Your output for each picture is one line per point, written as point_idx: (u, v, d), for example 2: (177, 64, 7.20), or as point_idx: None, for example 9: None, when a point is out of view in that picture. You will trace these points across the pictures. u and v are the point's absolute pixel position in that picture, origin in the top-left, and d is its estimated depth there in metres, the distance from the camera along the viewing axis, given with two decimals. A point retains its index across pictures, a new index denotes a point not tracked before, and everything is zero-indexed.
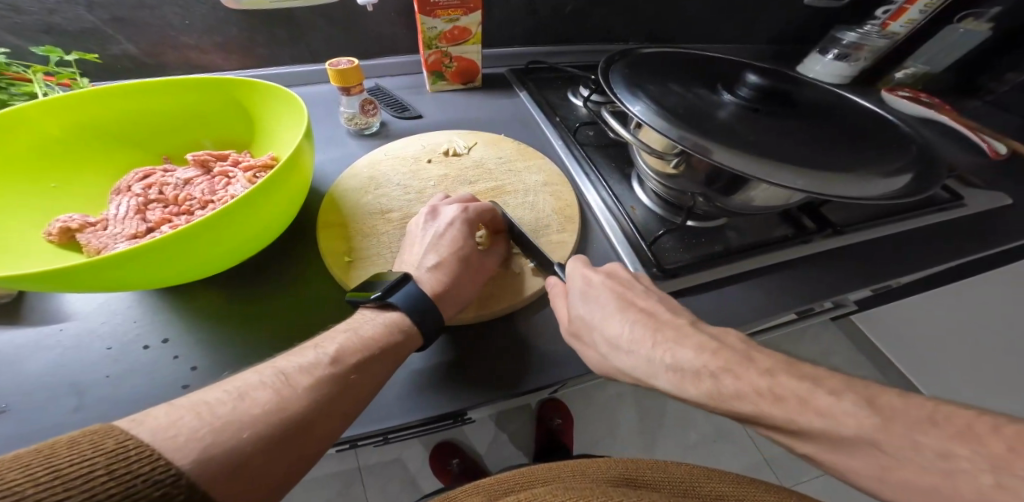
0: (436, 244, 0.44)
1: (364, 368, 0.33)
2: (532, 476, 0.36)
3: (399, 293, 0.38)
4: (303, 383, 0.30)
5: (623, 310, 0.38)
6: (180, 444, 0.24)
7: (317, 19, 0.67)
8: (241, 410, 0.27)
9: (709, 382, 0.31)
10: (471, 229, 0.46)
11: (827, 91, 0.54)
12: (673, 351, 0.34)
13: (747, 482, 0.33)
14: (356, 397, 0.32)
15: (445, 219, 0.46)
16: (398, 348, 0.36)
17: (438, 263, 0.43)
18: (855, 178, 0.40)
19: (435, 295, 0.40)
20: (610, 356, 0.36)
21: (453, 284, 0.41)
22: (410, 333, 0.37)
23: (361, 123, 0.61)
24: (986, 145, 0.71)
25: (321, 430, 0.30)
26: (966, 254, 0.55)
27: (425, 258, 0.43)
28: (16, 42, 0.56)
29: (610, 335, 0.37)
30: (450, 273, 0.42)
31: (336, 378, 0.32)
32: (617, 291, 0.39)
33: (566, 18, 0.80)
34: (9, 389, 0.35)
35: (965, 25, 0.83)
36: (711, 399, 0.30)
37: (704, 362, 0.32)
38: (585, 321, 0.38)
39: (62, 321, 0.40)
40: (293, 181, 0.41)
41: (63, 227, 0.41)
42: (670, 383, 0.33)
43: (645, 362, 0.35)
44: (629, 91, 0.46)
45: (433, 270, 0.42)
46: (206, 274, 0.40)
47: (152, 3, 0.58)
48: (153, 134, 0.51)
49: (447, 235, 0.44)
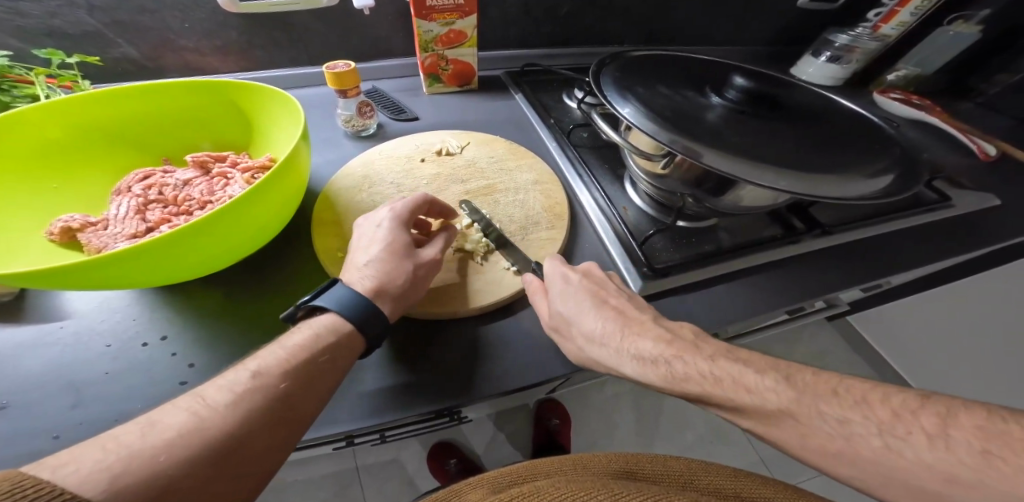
0: (370, 243, 0.42)
1: (299, 378, 0.32)
2: (535, 468, 0.37)
3: (326, 297, 0.37)
4: (221, 401, 0.29)
5: (598, 307, 0.39)
6: (82, 478, 0.23)
7: (314, 22, 0.67)
8: (151, 438, 0.26)
9: (664, 369, 0.35)
10: (404, 223, 0.44)
11: (814, 93, 0.55)
12: (636, 342, 0.37)
13: (745, 474, 0.34)
14: (291, 409, 0.31)
15: (374, 221, 0.44)
16: (337, 351, 0.35)
17: (370, 262, 0.40)
18: (838, 177, 0.41)
19: (373, 293, 0.38)
20: (586, 348, 0.38)
21: (389, 281, 0.39)
22: (347, 333, 0.36)
23: (358, 125, 0.61)
24: (975, 146, 0.72)
25: (259, 444, 0.29)
26: (952, 254, 0.55)
27: (360, 258, 0.41)
28: (18, 45, 0.57)
29: (587, 329, 0.38)
30: (382, 268, 0.40)
31: (264, 389, 0.30)
32: (592, 289, 0.41)
33: (561, 20, 0.81)
34: (10, 387, 0.35)
35: (956, 27, 0.84)
36: (667, 382, 0.35)
37: (661, 352, 0.36)
38: (562, 316, 0.39)
39: (62, 319, 0.40)
40: (290, 181, 0.42)
41: (65, 226, 0.41)
42: (634, 371, 0.37)
43: (613, 354, 0.38)
44: (618, 94, 0.47)
45: (364, 271, 0.40)
46: (176, 280, 0.39)
47: (152, 7, 0.59)
48: (152, 135, 0.51)
49: (377, 235, 0.43)
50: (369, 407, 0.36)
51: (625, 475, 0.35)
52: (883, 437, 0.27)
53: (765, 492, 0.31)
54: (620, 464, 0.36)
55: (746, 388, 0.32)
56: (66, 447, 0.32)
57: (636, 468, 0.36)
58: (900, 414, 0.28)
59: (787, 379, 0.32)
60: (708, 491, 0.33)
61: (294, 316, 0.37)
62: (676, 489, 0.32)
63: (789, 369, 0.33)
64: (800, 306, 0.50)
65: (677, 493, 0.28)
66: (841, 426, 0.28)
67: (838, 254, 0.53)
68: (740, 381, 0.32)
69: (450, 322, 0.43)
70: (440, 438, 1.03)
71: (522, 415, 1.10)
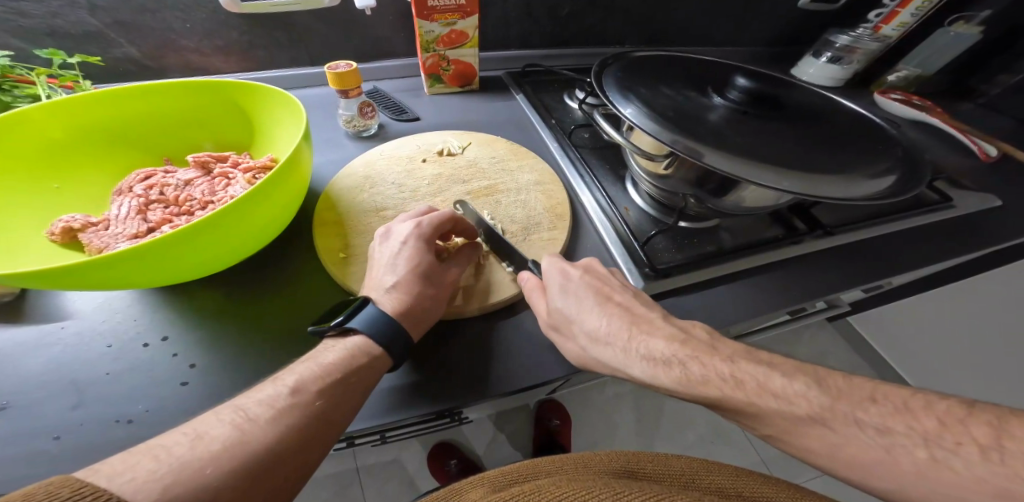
0: (394, 263, 0.42)
1: (334, 396, 0.32)
2: (536, 467, 0.36)
3: (360, 318, 0.37)
4: (264, 417, 0.29)
5: (601, 305, 0.40)
6: (137, 486, 0.23)
7: (315, 23, 0.67)
8: (199, 450, 0.26)
9: (677, 371, 0.34)
10: (428, 243, 0.44)
11: (815, 93, 0.55)
12: (645, 342, 0.37)
13: (746, 474, 0.34)
14: (326, 429, 0.31)
15: (397, 237, 0.44)
16: (369, 372, 0.35)
17: (396, 283, 0.40)
18: (840, 178, 0.41)
19: (401, 316, 0.38)
20: (590, 348, 0.38)
21: (416, 304, 0.39)
22: (378, 355, 0.36)
23: (359, 125, 0.61)
24: (976, 147, 0.72)
25: (297, 460, 0.29)
26: (953, 255, 0.55)
27: (385, 278, 0.41)
28: (20, 45, 0.57)
29: (591, 328, 0.38)
30: (408, 291, 0.40)
31: (299, 407, 0.31)
32: (594, 284, 0.41)
33: (562, 20, 0.81)
34: (11, 388, 0.35)
35: (957, 28, 0.84)
36: (680, 386, 0.34)
37: (674, 352, 0.35)
38: (565, 316, 0.39)
39: (63, 319, 0.40)
40: (292, 181, 0.42)
41: (66, 226, 0.41)
42: (644, 371, 0.36)
43: (621, 354, 0.38)
44: (621, 94, 0.47)
45: (391, 292, 0.40)
46: (185, 278, 0.39)
47: (154, 7, 0.59)
48: (153, 136, 0.51)
49: (401, 253, 0.42)
50: (373, 408, 0.36)
51: (627, 474, 0.35)
52: (929, 448, 0.27)
53: (766, 491, 0.31)
54: (623, 463, 0.36)
55: (771, 393, 0.31)
56: (66, 449, 0.32)
57: (638, 467, 0.36)
58: (907, 416, 0.28)
59: (791, 380, 0.32)
60: (710, 490, 0.32)
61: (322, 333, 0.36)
62: (678, 489, 0.32)
63: (796, 370, 0.33)
64: (802, 306, 0.50)
65: (678, 492, 0.28)
66: (882, 436, 0.28)
67: (839, 254, 0.53)
68: (745, 380, 0.32)
69: (452, 322, 0.43)
70: (440, 438, 1.03)
71: (522, 416, 1.10)
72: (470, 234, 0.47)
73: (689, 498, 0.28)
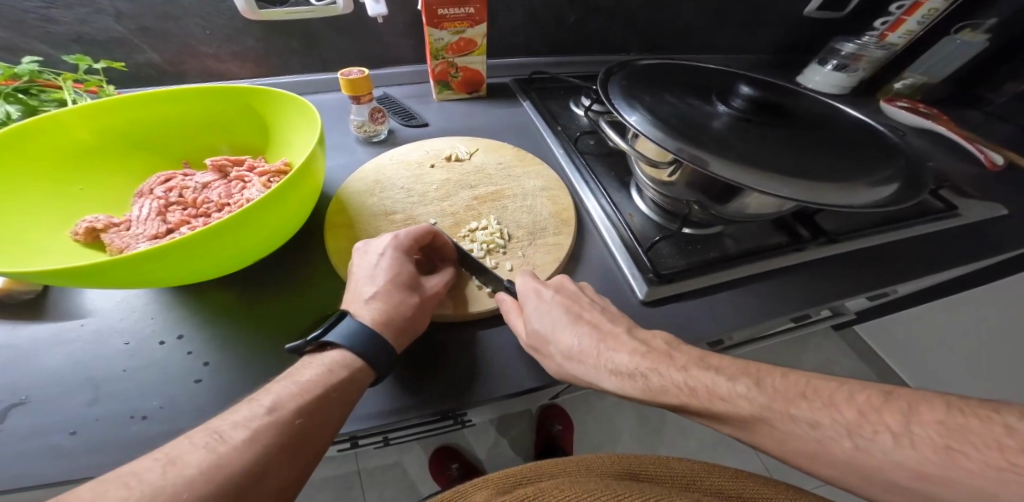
0: (373, 275, 0.41)
1: (314, 413, 0.32)
2: (540, 469, 0.37)
3: (336, 331, 0.36)
4: (238, 438, 0.28)
5: (573, 321, 0.40)
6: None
7: (330, 32, 0.69)
8: (171, 476, 0.26)
9: (641, 383, 0.36)
10: (408, 254, 0.43)
11: (818, 102, 0.56)
12: (612, 357, 0.38)
13: (747, 475, 0.35)
14: (311, 442, 0.31)
15: (375, 250, 0.43)
16: (352, 385, 0.34)
17: (375, 293, 0.39)
18: (842, 186, 0.41)
19: (381, 326, 0.37)
20: (565, 365, 0.38)
21: (395, 313, 0.38)
22: (360, 368, 0.35)
23: (370, 131, 0.63)
24: (982, 156, 0.72)
25: (276, 479, 0.29)
26: (959, 264, 0.55)
27: (363, 290, 0.40)
28: (50, 52, 0.59)
29: (564, 347, 0.38)
30: (387, 300, 0.39)
31: (277, 425, 0.30)
32: (565, 304, 0.41)
33: (569, 29, 0.82)
34: (33, 383, 0.37)
35: (963, 35, 0.85)
36: (644, 395, 0.36)
37: (638, 366, 0.36)
38: (540, 335, 0.39)
39: (84, 316, 0.42)
40: (305, 186, 0.43)
41: (89, 227, 0.43)
42: (614, 385, 0.37)
43: (591, 370, 0.38)
44: (626, 102, 0.48)
45: (369, 302, 0.39)
46: (199, 279, 0.40)
47: (177, 14, 0.60)
48: (173, 141, 0.53)
49: (380, 265, 0.41)
50: (375, 410, 0.37)
51: (629, 476, 0.35)
52: (853, 439, 0.28)
53: (768, 493, 0.32)
54: (625, 465, 0.36)
55: (719, 397, 0.33)
56: (79, 443, 0.33)
57: (640, 468, 0.36)
58: None
59: (785, 374, 0.33)
60: (711, 492, 0.33)
61: (302, 351, 0.36)
62: (680, 491, 0.32)
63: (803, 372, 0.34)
64: (806, 313, 0.50)
65: (679, 494, 0.29)
66: (814, 430, 0.29)
67: (843, 262, 0.53)
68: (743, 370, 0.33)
69: (459, 326, 0.43)
70: (442, 443, 1.03)
71: (524, 421, 1.10)
72: (450, 254, 0.47)
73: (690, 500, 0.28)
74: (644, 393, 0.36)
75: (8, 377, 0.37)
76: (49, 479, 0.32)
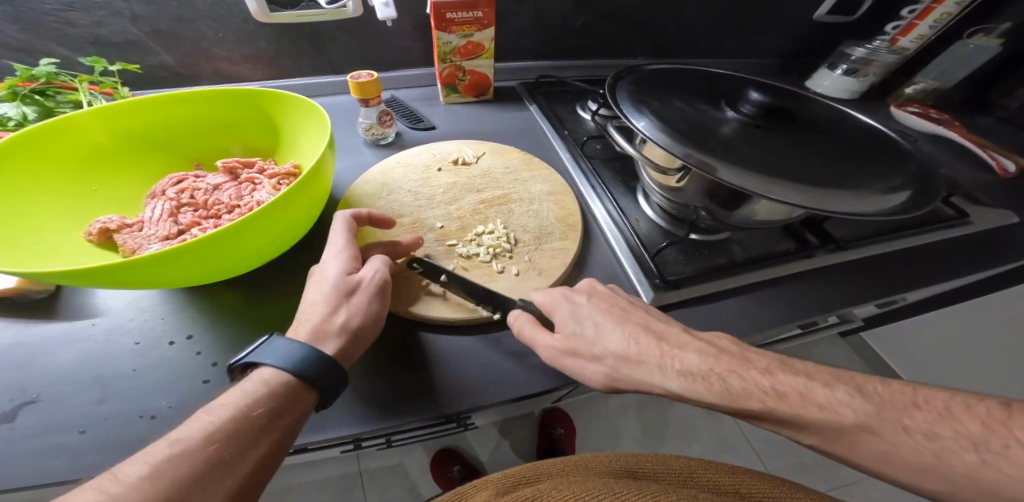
0: (313, 286, 0.39)
1: (237, 436, 0.29)
2: (538, 469, 0.37)
3: (261, 350, 0.33)
4: (135, 475, 0.25)
5: (619, 324, 0.39)
6: None
7: (339, 34, 0.70)
8: None
9: (717, 384, 0.34)
10: (351, 259, 0.41)
11: (828, 107, 0.55)
12: (677, 357, 0.36)
13: (743, 471, 0.34)
14: (238, 469, 0.28)
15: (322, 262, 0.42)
16: (285, 402, 0.32)
17: (309, 304, 0.38)
18: (851, 195, 0.41)
19: (312, 337, 0.35)
20: (618, 368, 0.37)
21: (327, 320, 0.36)
22: (290, 383, 0.32)
23: (378, 133, 0.63)
24: (993, 162, 0.72)
25: None
26: (970, 272, 0.55)
27: (303, 303, 0.39)
28: (66, 53, 0.60)
29: (612, 347, 0.38)
30: (320, 309, 0.37)
31: (192, 453, 0.27)
32: (604, 306, 0.41)
33: (577, 32, 0.82)
34: (45, 381, 0.37)
35: (975, 40, 0.84)
36: (723, 399, 0.33)
37: (708, 367, 0.35)
38: (581, 339, 0.39)
39: (96, 316, 0.42)
40: (314, 189, 0.44)
41: (103, 227, 0.44)
42: (680, 386, 0.35)
43: (655, 371, 0.36)
44: (634, 107, 0.47)
45: (305, 315, 0.37)
46: (209, 280, 0.41)
47: (191, 16, 0.61)
48: (184, 143, 0.54)
49: (323, 274, 0.40)
50: (381, 410, 0.37)
51: (626, 474, 0.35)
52: (979, 451, 0.28)
53: (765, 489, 0.32)
54: (623, 463, 0.36)
55: (816, 404, 0.32)
56: (88, 441, 0.34)
57: (637, 466, 0.36)
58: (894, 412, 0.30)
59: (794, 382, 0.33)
60: (709, 487, 0.33)
61: (235, 374, 0.34)
62: (678, 487, 0.32)
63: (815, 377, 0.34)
64: (814, 319, 0.49)
65: (675, 490, 0.29)
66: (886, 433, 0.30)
67: (852, 269, 0.53)
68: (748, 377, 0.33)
69: (464, 330, 0.44)
70: (443, 444, 1.04)
71: (525, 423, 1.10)
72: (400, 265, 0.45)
73: (686, 497, 0.28)
74: (723, 397, 0.33)
75: (22, 374, 0.38)
76: (58, 476, 0.32)
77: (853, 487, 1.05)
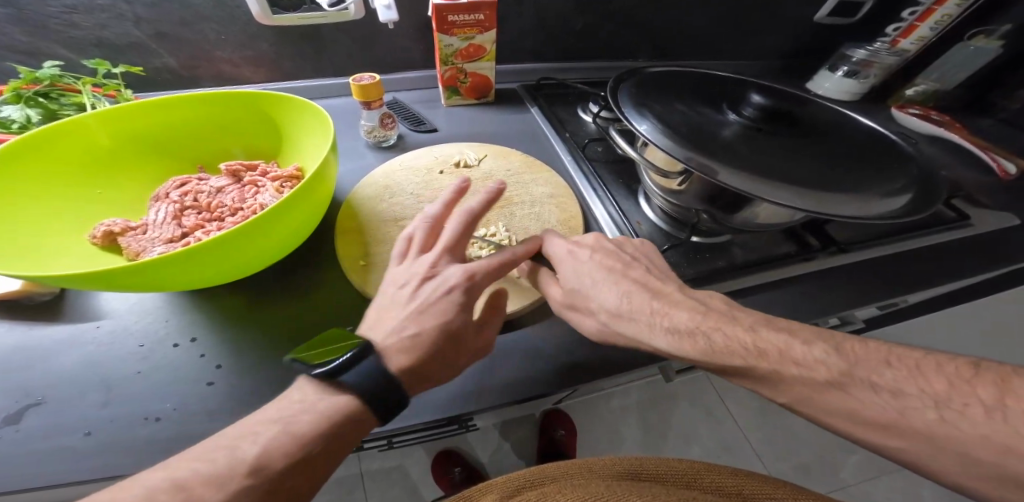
0: (421, 312, 0.37)
1: (302, 467, 0.29)
2: (542, 471, 0.37)
3: (353, 373, 0.32)
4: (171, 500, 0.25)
5: (616, 280, 0.40)
6: None
7: (341, 37, 0.70)
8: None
9: (701, 342, 0.34)
10: (473, 298, 0.39)
11: (830, 110, 0.55)
12: (668, 315, 0.37)
13: (745, 473, 0.35)
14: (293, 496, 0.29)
15: (444, 284, 0.39)
16: (352, 431, 0.31)
17: (415, 334, 0.36)
18: (854, 199, 0.41)
19: (401, 373, 0.34)
20: (609, 323, 0.39)
21: (423, 362, 0.35)
22: (362, 413, 0.31)
23: (380, 136, 0.63)
24: (995, 165, 0.72)
25: None
26: (971, 274, 0.55)
27: (404, 324, 0.36)
28: (70, 56, 0.60)
29: (607, 304, 0.39)
30: (426, 347, 0.35)
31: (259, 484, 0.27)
32: (605, 263, 0.42)
33: (578, 34, 0.82)
34: (50, 383, 0.37)
35: (976, 42, 0.84)
36: (703, 356, 0.34)
37: (696, 324, 0.36)
38: (580, 293, 0.41)
39: (100, 318, 0.42)
40: (317, 193, 0.44)
41: (107, 230, 0.44)
42: (667, 344, 0.36)
43: (645, 328, 0.37)
44: (635, 110, 0.48)
45: (404, 341, 0.35)
46: (212, 283, 0.41)
47: (194, 19, 0.62)
48: (187, 145, 0.54)
49: (434, 303, 0.38)
50: None
51: (630, 476, 0.35)
52: (938, 409, 0.28)
53: (768, 490, 0.32)
54: (626, 466, 0.36)
55: (793, 361, 0.32)
56: (93, 443, 0.34)
57: (641, 468, 0.36)
58: None
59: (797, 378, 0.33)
60: (712, 489, 0.33)
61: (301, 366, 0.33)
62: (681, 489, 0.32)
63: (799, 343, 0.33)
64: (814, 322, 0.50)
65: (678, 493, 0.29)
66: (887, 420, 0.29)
67: (853, 270, 0.53)
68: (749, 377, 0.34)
69: None
70: (444, 446, 1.04)
71: (526, 425, 1.10)
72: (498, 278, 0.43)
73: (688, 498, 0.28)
74: (705, 354, 0.34)
75: (28, 376, 0.38)
76: (64, 478, 0.32)
77: (853, 489, 1.05)
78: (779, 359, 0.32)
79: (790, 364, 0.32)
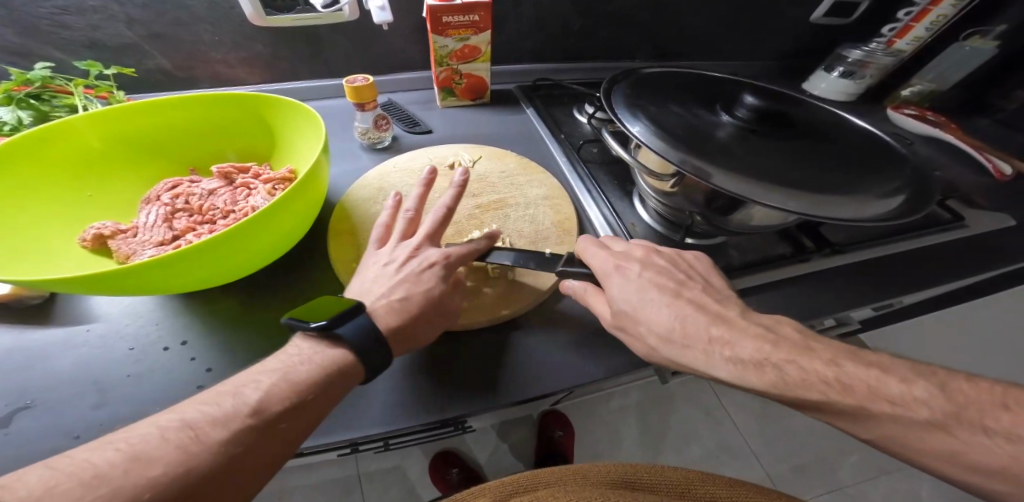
0: (405, 281, 0.41)
1: (298, 408, 0.30)
2: (536, 477, 0.36)
3: (348, 325, 0.35)
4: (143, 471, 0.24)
5: (671, 302, 0.39)
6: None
7: (336, 38, 0.70)
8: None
9: (771, 373, 0.33)
10: (451, 270, 0.43)
11: (825, 111, 0.55)
12: (730, 344, 0.36)
13: (741, 485, 0.35)
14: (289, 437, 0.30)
15: (424, 259, 0.43)
16: (342, 379, 0.33)
17: (400, 301, 0.39)
18: (848, 201, 0.41)
19: (389, 333, 0.37)
20: (660, 347, 0.38)
21: (407, 324, 0.38)
22: (352, 362, 0.34)
23: (374, 138, 0.63)
24: (991, 165, 0.71)
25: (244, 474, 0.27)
26: (967, 275, 0.55)
27: (391, 292, 0.40)
28: (61, 57, 0.60)
29: (657, 326, 0.38)
30: (410, 312, 0.39)
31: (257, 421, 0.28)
32: (657, 281, 0.41)
33: (574, 34, 0.82)
34: (39, 387, 0.37)
35: (972, 42, 0.84)
36: (773, 388, 0.33)
37: (764, 355, 0.34)
38: (628, 312, 0.39)
39: (90, 321, 0.42)
40: (309, 195, 0.43)
41: (97, 233, 0.44)
42: (729, 374, 0.35)
43: (703, 357, 0.36)
44: (629, 112, 0.47)
45: (388, 307, 0.39)
46: (203, 285, 0.41)
47: (188, 20, 0.61)
48: (180, 147, 0.54)
49: (418, 274, 0.41)
50: (380, 415, 0.37)
51: (625, 484, 0.35)
52: None
53: None
54: (621, 473, 0.36)
55: (887, 399, 0.31)
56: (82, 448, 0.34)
57: (636, 476, 0.36)
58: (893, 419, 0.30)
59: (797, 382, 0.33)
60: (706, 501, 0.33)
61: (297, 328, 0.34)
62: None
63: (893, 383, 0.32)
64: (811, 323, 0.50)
65: None
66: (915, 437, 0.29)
67: (850, 272, 0.53)
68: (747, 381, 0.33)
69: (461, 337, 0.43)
70: (441, 447, 1.04)
71: (524, 426, 1.10)
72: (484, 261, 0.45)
73: None
74: (774, 386, 0.33)
75: (17, 380, 0.37)
76: None
77: (851, 489, 1.05)
78: (868, 394, 0.31)
79: (884, 402, 0.31)
